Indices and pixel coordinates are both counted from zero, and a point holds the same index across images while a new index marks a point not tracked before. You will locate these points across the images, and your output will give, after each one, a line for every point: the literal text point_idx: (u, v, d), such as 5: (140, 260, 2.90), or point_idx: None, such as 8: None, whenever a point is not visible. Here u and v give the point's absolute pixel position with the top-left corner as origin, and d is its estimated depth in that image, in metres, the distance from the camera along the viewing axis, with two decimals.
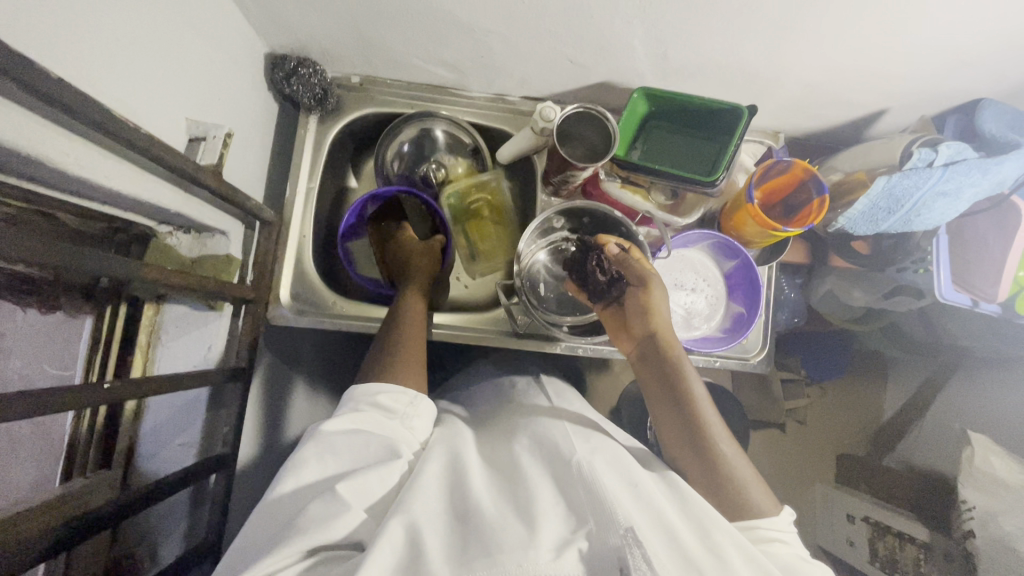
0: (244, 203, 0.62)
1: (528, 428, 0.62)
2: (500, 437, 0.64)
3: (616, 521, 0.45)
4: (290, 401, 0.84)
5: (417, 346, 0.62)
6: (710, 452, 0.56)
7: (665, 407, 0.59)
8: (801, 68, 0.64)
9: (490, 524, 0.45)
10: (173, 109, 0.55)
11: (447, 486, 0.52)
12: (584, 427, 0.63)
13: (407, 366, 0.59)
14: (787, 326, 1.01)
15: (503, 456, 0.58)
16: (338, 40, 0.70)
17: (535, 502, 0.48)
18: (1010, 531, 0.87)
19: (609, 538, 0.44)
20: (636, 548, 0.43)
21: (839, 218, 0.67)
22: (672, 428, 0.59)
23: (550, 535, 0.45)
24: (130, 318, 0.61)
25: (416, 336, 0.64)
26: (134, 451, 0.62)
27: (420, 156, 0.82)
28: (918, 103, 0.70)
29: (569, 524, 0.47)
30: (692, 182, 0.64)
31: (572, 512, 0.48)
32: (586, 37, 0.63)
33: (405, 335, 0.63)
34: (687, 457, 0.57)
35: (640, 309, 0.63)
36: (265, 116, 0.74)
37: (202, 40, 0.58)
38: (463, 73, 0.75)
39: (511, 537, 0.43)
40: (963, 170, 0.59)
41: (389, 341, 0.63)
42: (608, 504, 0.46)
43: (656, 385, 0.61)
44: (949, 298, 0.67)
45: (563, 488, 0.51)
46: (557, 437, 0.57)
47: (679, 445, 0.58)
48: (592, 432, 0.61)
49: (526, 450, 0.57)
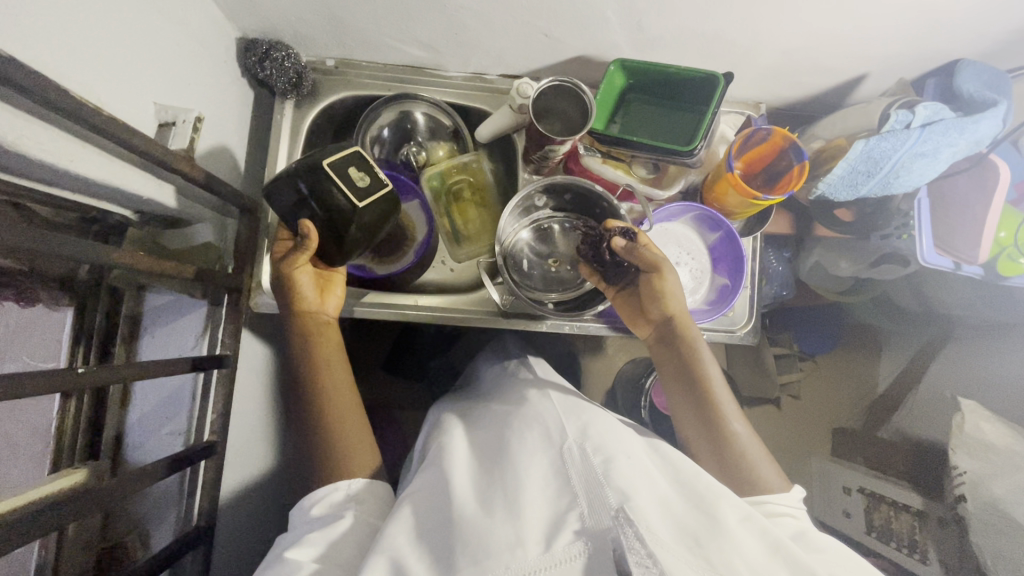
0: (218, 189, 0.61)
1: (516, 413, 0.63)
2: (490, 422, 0.65)
3: (606, 503, 0.46)
4: None
5: (352, 422, 0.64)
6: (727, 437, 0.61)
7: (684, 395, 0.64)
8: (778, 33, 0.64)
9: (474, 525, 0.47)
10: (141, 94, 0.54)
11: (437, 490, 0.54)
12: (577, 403, 0.65)
13: (343, 449, 0.62)
14: (776, 300, 1.01)
15: (490, 444, 0.60)
16: (310, 22, 0.69)
17: (521, 492, 0.49)
18: (1002, 494, 0.88)
19: (602, 522, 0.44)
20: (626, 527, 0.42)
21: (818, 184, 0.67)
22: (690, 414, 0.64)
23: (539, 523, 0.46)
24: (112, 311, 0.61)
25: (347, 402, 0.65)
26: (122, 440, 0.62)
27: (402, 139, 0.81)
28: (898, 67, 0.69)
29: (559, 504, 0.48)
30: (670, 152, 0.64)
31: (564, 489, 0.49)
32: (560, 9, 0.62)
33: (331, 407, 0.64)
34: (703, 442, 0.63)
35: (656, 303, 0.65)
36: (240, 103, 0.73)
37: (169, 24, 0.57)
38: (440, 52, 0.74)
39: (502, 535, 0.45)
40: (941, 130, 0.58)
41: (324, 415, 0.64)
42: (598, 486, 0.48)
43: (676, 375, 0.65)
44: (931, 262, 0.67)
45: (554, 466, 0.52)
46: (547, 419, 0.59)
47: (697, 430, 0.63)
48: (577, 401, 0.65)
49: (515, 432, 0.58)
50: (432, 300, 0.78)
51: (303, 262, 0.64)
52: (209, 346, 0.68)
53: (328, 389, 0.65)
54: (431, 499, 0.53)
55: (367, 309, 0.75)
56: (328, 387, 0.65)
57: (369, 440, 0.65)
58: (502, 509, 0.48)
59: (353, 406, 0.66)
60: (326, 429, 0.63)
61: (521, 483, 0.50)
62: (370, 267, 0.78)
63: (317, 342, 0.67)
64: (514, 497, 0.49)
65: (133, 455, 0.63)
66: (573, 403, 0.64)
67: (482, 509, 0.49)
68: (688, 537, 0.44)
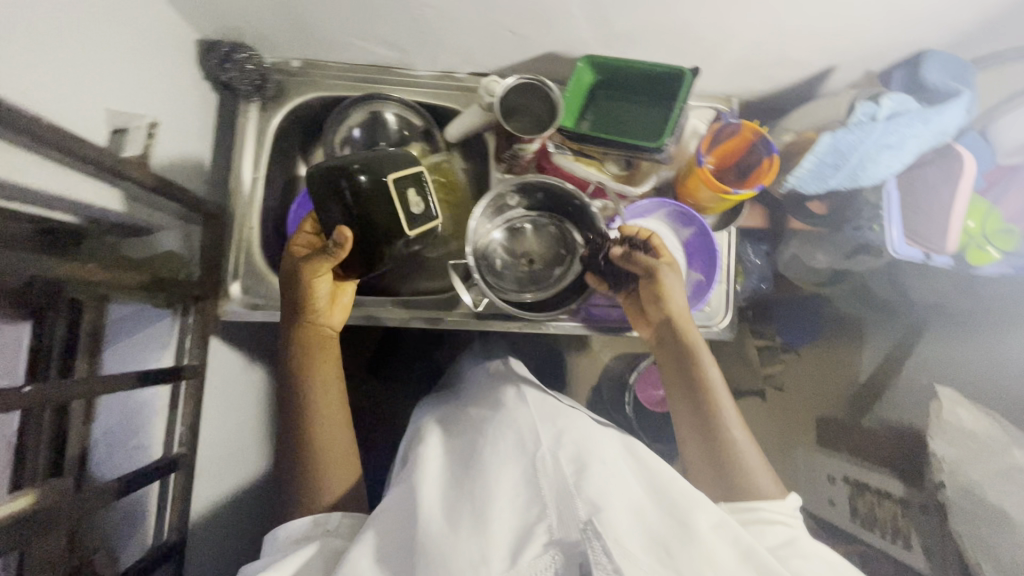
0: (178, 196, 0.60)
1: (491, 418, 0.61)
2: (466, 428, 0.64)
3: (576, 516, 0.47)
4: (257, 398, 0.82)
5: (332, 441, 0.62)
6: (722, 436, 0.61)
7: (682, 394, 0.64)
8: (744, 27, 0.63)
9: (442, 542, 0.46)
10: (91, 100, 0.52)
11: (405, 505, 0.53)
12: (553, 403, 0.64)
13: (317, 464, 0.61)
14: (755, 293, 1.01)
15: (465, 452, 0.59)
16: (271, 23, 0.67)
17: (490, 504, 0.49)
18: (980, 480, 0.89)
19: (571, 534, 0.46)
20: (595, 540, 0.45)
21: (788, 178, 0.67)
22: (688, 414, 0.63)
23: (508, 537, 0.47)
24: (73, 322, 0.57)
25: (336, 421, 0.63)
26: (88, 457, 0.59)
27: (371, 139, 0.78)
28: (865, 58, 0.69)
29: (529, 515, 0.49)
30: (640, 148, 0.64)
31: (534, 498, 0.50)
32: (524, 6, 0.62)
33: (318, 423, 0.62)
34: (699, 441, 0.62)
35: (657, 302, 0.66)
36: (202, 106, 0.71)
37: (120, 27, 0.56)
38: (407, 51, 0.73)
39: (468, 551, 0.45)
40: (906, 121, 0.59)
41: (304, 431, 0.62)
42: (569, 497, 0.48)
43: (675, 374, 0.65)
44: (901, 253, 0.68)
45: (525, 476, 0.52)
46: (521, 425, 0.57)
47: (693, 430, 0.63)
48: (554, 402, 0.63)
49: (488, 440, 0.57)
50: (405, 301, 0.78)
51: (326, 267, 0.61)
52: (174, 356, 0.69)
53: (318, 403, 0.63)
54: (401, 512, 0.53)
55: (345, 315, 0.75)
56: (318, 402, 0.63)
57: (352, 457, 0.63)
58: (470, 524, 0.48)
59: (342, 424, 0.64)
60: (308, 445, 0.61)
61: (490, 496, 0.50)
62: None
63: (316, 353, 0.65)
64: (483, 512, 0.48)
65: (100, 471, 0.60)
66: (547, 403, 0.63)
67: (449, 525, 0.48)
68: (658, 546, 0.46)
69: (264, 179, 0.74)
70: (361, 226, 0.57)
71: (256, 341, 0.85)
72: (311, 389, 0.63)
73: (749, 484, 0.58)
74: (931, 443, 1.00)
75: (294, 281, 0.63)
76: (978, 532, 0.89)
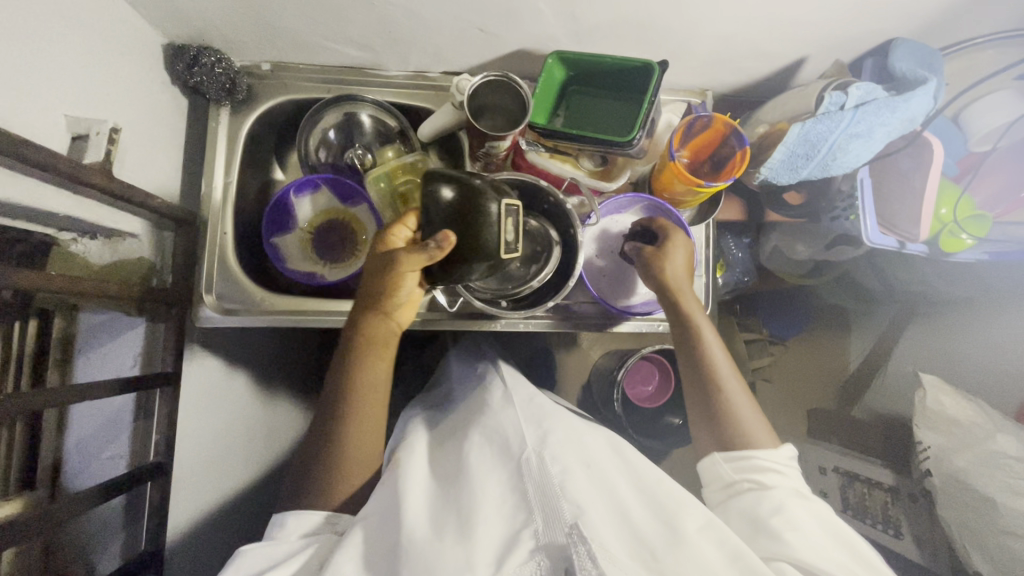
0: (144, 202, 0.59)
1: (478, 423, 0.61)
2: (454, 435, 0.63)
3: (561, 518, 0.45)
4: (242, 406, 0.82)
5: (360, 445, 0.59)
6: (720, 396, 0.62)
7: (688, 366, 0.65)
8: (713, 20, 0.63)
9: (426, 548, 0.45)
10: (49, 106, 0.51)
11: (388, 513, 0.51)
12: (541, 404, 0.62)
13: (324, 470, 0.58)
14: (738, 286, 1.01)
15: (452, 460, 0.57)
16: (238, 25, 0.66)
17: (476, 509, 0.48)
18: (965, 467, 0.89)
19: (557, 538, 0.45)
20: (580, 545, 0.43)
21: (761, 169, 0.68)
22: (690, 376, 0.64)
23: (492, 545, 0.45)
24: (41, 333, 0.56)
25: (372, 414, 0.61)
26: (61, 467, 0.59)
27: (347, 142, 0.79)
28: (835, 49, 0.69)
29: (515, 522, 0.47)
30: (610, 143, 0.63)
31: (520, 504, 0.48)
32: (490, 4, 0.61)
33: (355, 413, 0.59)
34: (699, 403, 0.64)
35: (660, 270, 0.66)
36: (170, 111, 0.71)
37: (79, 32, 0.55)
38: (377, 51, 0.72)
39: (451, 560, 0.44)
40: (873, 110, 0.59)
41: (331, 421, 0.60)
42: (554, 500, 0.47)
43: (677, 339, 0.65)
44: (877, 242, 0.68)
45: (511, 483, 0.50)
46: (507, 429, 0.56)
47: (693, 391, 0.64)
48: (541, 403, 0.62)
49: (473, 447, 0.56)
50: None
51: (418, 266, 0.57)
52: (146, 364, 0.68)
53: (361, 394, 0.60)
54: (384, 518, 0.50)
55: (320, 318, 0.73)
56: (363, 401, 0.60)
57: (370, 464, 0.60)
58: (454, 532, 0.46)
59: (379, 416, 0.62)
60: (338, 434, 0.59)
61: (475, 501, 0.49)
62: (321, 274, 0.78)
63: (378, 348, 0.61)
64: (468, 519, 0.47)
65: (73, 482, 0.60)
66: (535, 404, 0.62)
67: (433, 533, 0.47)
68: (644, 551, 0.45)
69: (236, 184, 0.74)
70: (462, 233, 0.56)
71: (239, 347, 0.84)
72: (363, 379, 0.60)
73: (745, 440, 0.60)
74: (917, 432, 1.00)
75: (377, 272, 0.60)
76: (965, 519, 0.89)
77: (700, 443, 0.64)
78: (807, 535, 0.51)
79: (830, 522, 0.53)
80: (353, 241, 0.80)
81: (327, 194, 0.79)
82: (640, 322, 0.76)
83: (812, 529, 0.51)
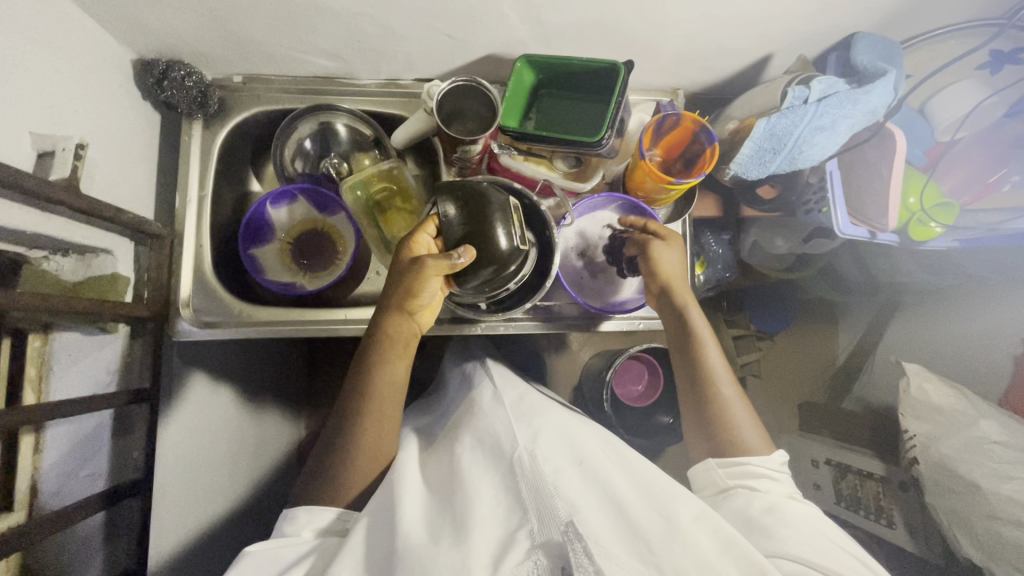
0: (115, 217, 0.59)
1: (470, 425, 0.61)
2: (444, 441, 0.63)
3: (556, 517, 0.44)
4: (230, 420, 0.82)
5: (372, 447, 0.58)
6: (712, 394, 0.63)
7: (683, 368, 0.66)
8: (677, 20, 0.64)
9: (420, 553, 0.44)
10: (13, 124, 0.51)
11: (383, 518, 0.50)
12: (528, 404, 0.63)
13: (322, 475, 0.57)
14: (721, 282, 1.01)
15: (444, 466, 0.57)
16: (205, 39, 0.67)
17: (469, 512, 0.48)
18: (950, 453, 0.90)
19: (552, 536, 0.43)
20: (575, 542, 0.41)
21: (730, 165, 0.69)
22: (683, 382, 0.66)
23: (488, 548, 0.44)
24: (15, 354, 0.56)
25: (391, 412, 0.60)
26: (38, 490, 0.57)
27: (324, 151, 0.80)
28: (799, 44, 0.70)
29: (510, 523, 0.46)
30: (578, 143, 0.63)
31: (514, 505, 0.48)
32: (456, 10, 0.62)
33: (372, 411, 0.59)
34: (691, 404, 0.64)
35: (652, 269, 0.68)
36: (142, 126, 0.71)
37: (43, 49, 0.55)
38: (348, 61, 0.73)
39: (445, 564, 0.43)
40: (835, 102, 0.60)
41: (348, 421, 0.59)
42: (548, 499, 0.46)
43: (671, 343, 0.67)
44: (848, 233, 0.69)
45: (505, 484, 0.50)
46: (499, 430, 0.57)
47: (688, 397, 0.65)
48: (530, 401, 0.63)
49: (467, 450, 0.56)
50: (363, 313, 0.76)
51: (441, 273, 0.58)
52: (123, 381, 0.67)
53: (382, 393, 0.60)
54: (379, 523, 0.50)
55: (305, 329, 0.73)
56: (379, 401, 0.59)
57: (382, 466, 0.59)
58: (449, 539, 0.46)
59: (394, 417, 0.61)
60: (355, 432, 0.58)
61: (470, 505, 0.48)
62: (301, 284, 0.78)
63: (398, 349, 0.62)
64: (462, 523, 0.47)
65: (52, 501, 0.59)
66: (527, 406, 0.62)
67: (427, 540, 0.46)
68: (639, 544, 0.44)
69: (211, 197, 0.74)
70: (478, 239, 0.58)
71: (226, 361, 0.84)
72: (386, 378, 0.60)
73: (735, 445, 0.60)
74: (903, 420, 1.01)
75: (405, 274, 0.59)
76: (952, 506, 0.89)
77: (693, 448, 0.64)
78: (801, 531, 0.51)
79: (825, 522, 0.54)
80: (333, 250, 0.81)
81: (304, 204, 0.79)
82: (621, 321, 0.77)
83: (809, 523, 0.52)
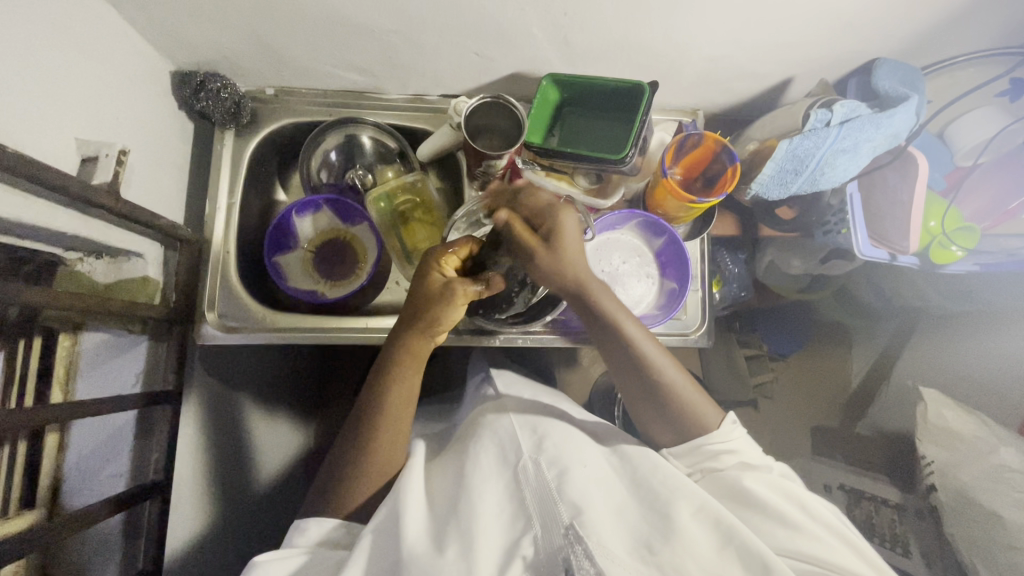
0: (150, 220, 0.60)
1: (475, 434, 0.60)
2: (450, 453, 0.63)
3: (558, 521, 0.46)
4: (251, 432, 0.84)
5: (383, 455, 0.58)
6: (655, 378, 0.59)
7: (622, 366, 0.60)
8: (701, 43, 0.66)
9: (428, 562, 0.44)
10: (60, 130, 0.53)
11: (389, 521, 0.50)
12: (531, 412, 0.63)
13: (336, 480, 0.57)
14: (735, 301, 1.01)
15: (446, 475, 0.57)
16: (244, 52, 0.69)
17: (477, 515, 0.48)
18: (969, 481, 0.88)
19: (553, 541, 0.44)
20: (576, 545, 0.43)
21: (752, 185, 0.70)
22: (628, 374, 0.61)
23: (493, 554, 0.45)
24: (46, 352, 0.57)
25: (406, 423, 0.60)
26: (60, 485, 0.58)
27: (349, 163, 0.82)
28: (821, 70, 0.72)
29: (515, 529, 0.47)
30: (603, 161, 0.64)
31: (519, 512, 0.49)
32: (486, 29, 0.64)
33: (392, 423, 0.58)
34: (648, 402, 0.61)
35: (562, 271, 0.58)
36: (176, 133, 0.73)
37: (89, 58, 0.57)
38: (378, 76, 0.75)
39: (453, 568, 0.43)
40: (857, 126, 0.62)
41: (362, 428, 0.59)
42: (553, 503, 0.47)
43: (600, 342, 0.61)
44: (868, 255, 0.69)
45: (509, 489, 0.51)
46: (502, 436, 0.57)
47: (638, 395, 0.61)
48: (535, 412, 0.62)
49: (470, 457, 0.56)
50: (383, 321, 0.76)
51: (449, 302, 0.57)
52: (148, 381, 0.68)
53: (392, 411, 0.58)
54: (386, 532, 0.50)
55: (320, 334, 0.74)
56: (386, 418, 0.58)
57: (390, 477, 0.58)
58: (455, 544, 0.45)
59: (406, 431, 0.60)
60: (368, 438, 0.58)
61: (473, 510, 0.48)
62: (321, 292, 0.79)
63: (407, 368, 0.59)
64: (468, 527, 0.47)
65: (74, 499, 0.60)
66: (530, 413, 0.62)
67: (434, 546, 0.46)
68: (641, 546, 0.45)
69: (239, 205, 0.76)
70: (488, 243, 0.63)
71: (246, 369, 0.85)
72: (399, 396, 0.59)
73: (693, 420, 0.59)
74: (920, 446, 0.99)
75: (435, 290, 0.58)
76: (972, 536, 0.86)
77: (659, 436, 0.62)
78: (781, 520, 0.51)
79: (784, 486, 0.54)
80: (353, 260, 0.82)
81: (328, 213, 0.80)
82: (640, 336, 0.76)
83: (785, 506, 0.52)
